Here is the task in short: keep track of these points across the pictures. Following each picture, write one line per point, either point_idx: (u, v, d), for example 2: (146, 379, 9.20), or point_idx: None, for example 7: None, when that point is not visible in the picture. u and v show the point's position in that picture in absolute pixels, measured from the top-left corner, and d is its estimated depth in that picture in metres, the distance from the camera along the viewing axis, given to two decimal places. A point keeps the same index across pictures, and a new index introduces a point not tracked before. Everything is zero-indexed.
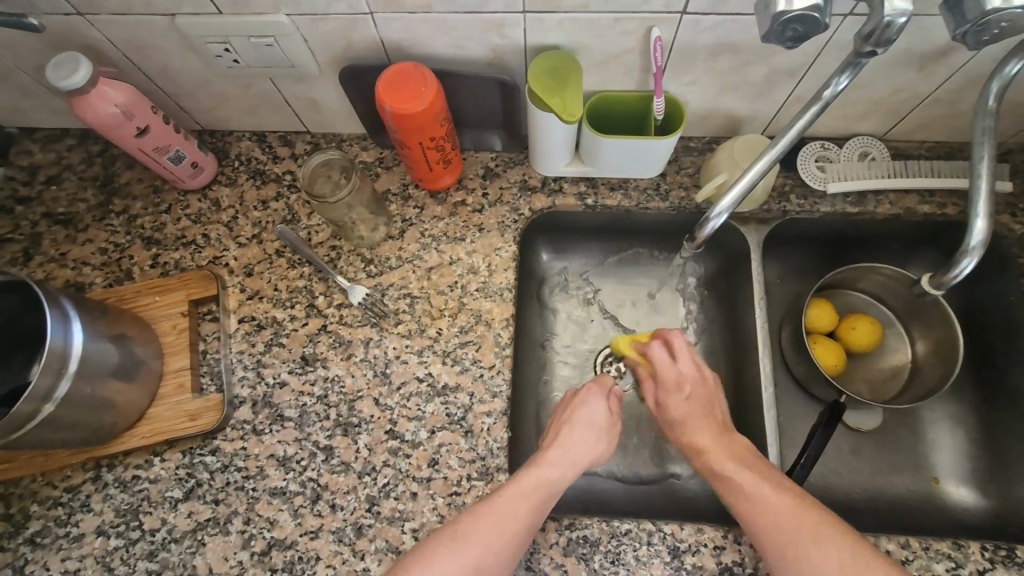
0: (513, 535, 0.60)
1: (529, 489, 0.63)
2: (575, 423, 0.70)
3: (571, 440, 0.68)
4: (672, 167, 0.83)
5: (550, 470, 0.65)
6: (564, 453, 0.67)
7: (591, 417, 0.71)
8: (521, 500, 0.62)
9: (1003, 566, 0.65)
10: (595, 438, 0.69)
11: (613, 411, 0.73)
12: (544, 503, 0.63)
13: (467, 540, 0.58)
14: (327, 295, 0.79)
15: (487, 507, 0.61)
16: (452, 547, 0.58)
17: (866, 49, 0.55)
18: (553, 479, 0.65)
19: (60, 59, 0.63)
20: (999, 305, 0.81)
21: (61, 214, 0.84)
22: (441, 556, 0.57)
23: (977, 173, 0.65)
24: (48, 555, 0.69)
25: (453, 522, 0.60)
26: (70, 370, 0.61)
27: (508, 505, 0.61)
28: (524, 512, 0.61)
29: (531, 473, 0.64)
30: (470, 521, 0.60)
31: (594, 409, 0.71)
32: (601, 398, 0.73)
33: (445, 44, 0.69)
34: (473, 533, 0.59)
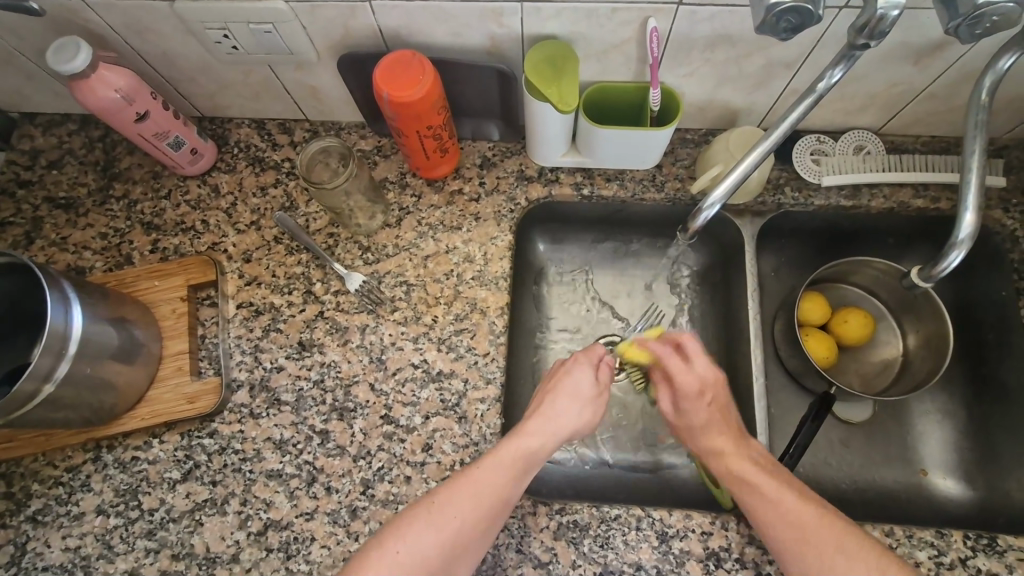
0: (489, 507, 0.62)
1: (507, 462, 0.64)
2: (559, 391, 0.70)
3: (552, 410, 0.69)
4: (669, 159, 0.84)
5: (528, 439, 0.66)
6: (545, 423, 0.68)
7: (576, 386, 0.71)
8: (499, 471, 0.63)
9: (985, 555, 0.67)
10: (577, 407, 0.70)
11: (599, 377, 0.73)
12: (523, 472, 0.64)
13: (442, 511, 0.60)
14: (324, 282, 0.80)
15: (462, 481, 0.62)
16: (428, 520, 0.60)
17: (860, 41, 0.56)
18: (528, 450, 0.65)
19: (61, 43, 0.64)
20: (990, 299, 0.81)
21: (62, 199, 0.85)
22: (416, 525, 0.60)
23: (968, 166, 0.65)
24: (50, 533, 0.71)
25: (431, 493, 0.62)
26: (70, 352, 0.63)
27: (483, 479, 0.62)
28: (505, 485, 0.63)
29: (510, 445, 0.65)
30: (445, 494, 0.62)
31: (580, 377, 0.71)
32: (587, 369, 0.73)
33: (444, 32, 0.70)
34: (449, 507, 0.61)
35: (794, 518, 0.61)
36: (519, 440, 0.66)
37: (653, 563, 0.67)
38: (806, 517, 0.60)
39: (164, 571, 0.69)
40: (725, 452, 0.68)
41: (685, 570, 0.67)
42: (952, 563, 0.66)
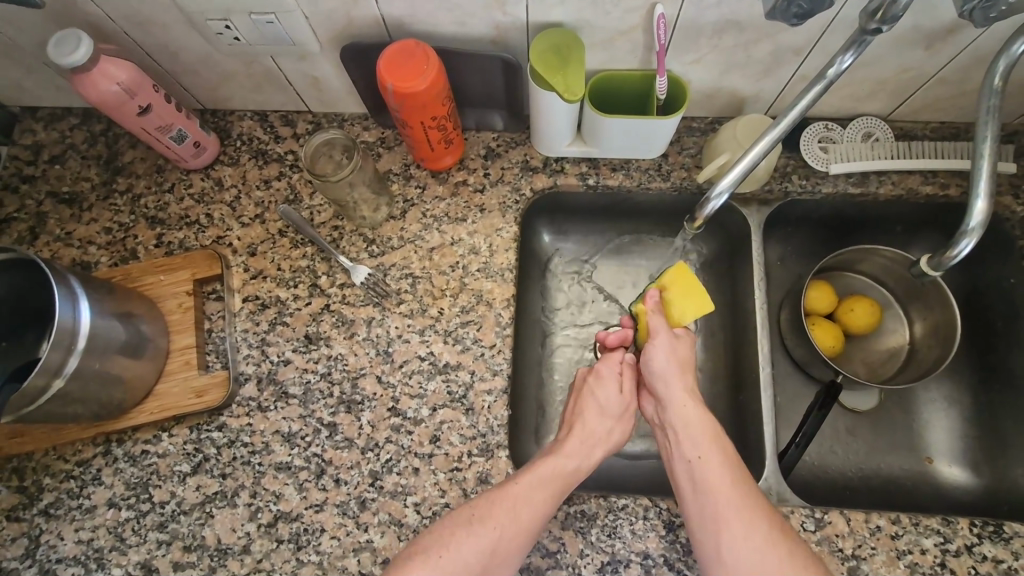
0: (528, 523, 0.62)
1: (547, 477, 0.65)
2: (589, 412, 0.72)
3: (585, 431, 0.70)
4: (675, 148, 0.83)
5: (568, 457, 0.67)
6: (580, 444, 0.69)
7: (604, 402, 0.72)
8: (539, 489, 0.64)
9: (991, 542, 0.67)
10: (611, 424, 0.71)
11: (625, 391, 0.74)
12: (561, 490, 0.65)
13: (482, 521, 0.62)
14: (330, 275, 0.80)
15: (500, 492, 0.64)
16: (470, 529, 0.61)
17: (872, 26, 0.56)
18: (569, 469, 0.66)
19: (62, 36, 0.63)
20: (1000, 286, 0.81)
21: (65, 193, 0.85)
22: (457, 534, 0.61)
23: (980, 153, 0.65)
24: (62, 526, 0.72)
25: (473, 503, 0.63)
26: (79, 347, 0.63)
27: (525, 493, 0.63)
28: (545, 501, 0.63)
29: (550, 463, 0.66)
30: (486, 503, 0.63)
31: (606, 392, 0.73)
32: (612, 382, 0.74)
33: (447, 21, 0.69)
34: (490, 517, 0.62)
35: (723, 503, 0.61)
36: (558, 458, 0.67)
37: (660, 552, 0.68)
38: (740, 505, 0.60)
39: (176, 563, 0.70)
40: (684, 417, 0.68)
41: (691, 560, 0.67)
42: (958, 550, 0.67)
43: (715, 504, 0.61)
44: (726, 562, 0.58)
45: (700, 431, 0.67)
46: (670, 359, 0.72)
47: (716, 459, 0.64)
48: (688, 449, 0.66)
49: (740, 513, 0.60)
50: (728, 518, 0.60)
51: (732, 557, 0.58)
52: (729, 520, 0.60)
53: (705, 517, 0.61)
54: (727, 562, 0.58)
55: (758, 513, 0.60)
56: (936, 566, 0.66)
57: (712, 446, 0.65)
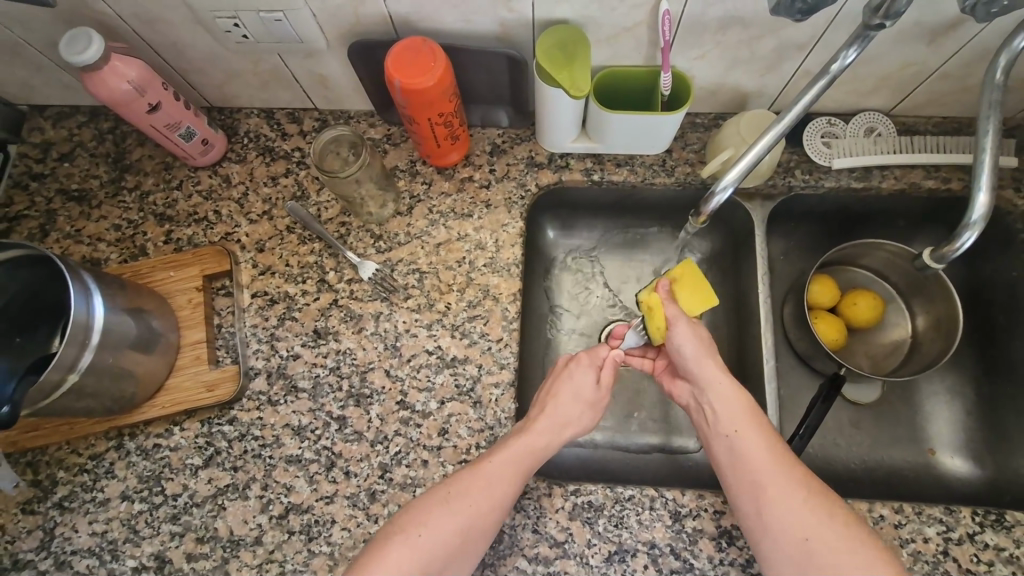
0: (502, 496, 0.63)
1: (518, 454, 0.66)
2: (562, 393, 0.71)
3: (556, 410, 0.70)
4: (679, 143, 0.84)
5: (540, 434, 0.68)
6: (551, 420, 0.69)
7: (580, 384, 0.72)
8: (510, 464, 0.65)
9: (992, 530, 0.68)
10: (581, 410, 0.71)
11: (601, 379, 0.73)
12: (532, 467, 0.66)
13: (459, 498, 0.63)
14: (337, 271, 0.80)
15: (476, 470, 0.64)
16: (446, 507, 0.62)
17: (875, 22, 0.57)
18: (540, 446, 0.67)
19: (73, 35, 0.64)
20: (1002, 279, 0.82)
21: (75, 191, 0.85)
22: (435, 513, 0.62)
23: (982, 147, 0.66)
24: (77, 518, 0.73)
25: (449, 483, 0.64)
26: (93, 342, 0.63)
27: (495, 472, 0.64)
28: (516, 476, 0.65)
29: (523, 439, 0.67)
30: (463, 482, 0.64)
31: (583, 374, 0.73)
32: (589, 367, 0.73)
33: (454, 18, 0.69)
34: (467, 493, 0.63)
35: (762, 473, 0.62)
36: (530, 436, 0.67)
37: (666, 541, 0.69)
38: (779, 473, 0.62)
39: (189, 554, 0.71)
40: (718, 395, 0.68)
41: (697, 549, 0.69)
42: (960, 538, 0.68)
43: (754, 472, 0.62)
44: (769, 528, 0.60)
45: (736, 405, 0.67)
46: (696, 340, 0.72)
47: (754, 431, 0.65)
48: (724, 424, 0.67)
49: (784, 486, 0.61)
50: (768, 487, 0.61)
51: (774, 523, 0.60)
52: (767, 488, 0.61)
53: (746, 490, 0.62)
54: (769, 526, 0.60)
55: (797, 480, 0.61)
56: (939, 554, 0.67)
57: (747, 419, 0.66)
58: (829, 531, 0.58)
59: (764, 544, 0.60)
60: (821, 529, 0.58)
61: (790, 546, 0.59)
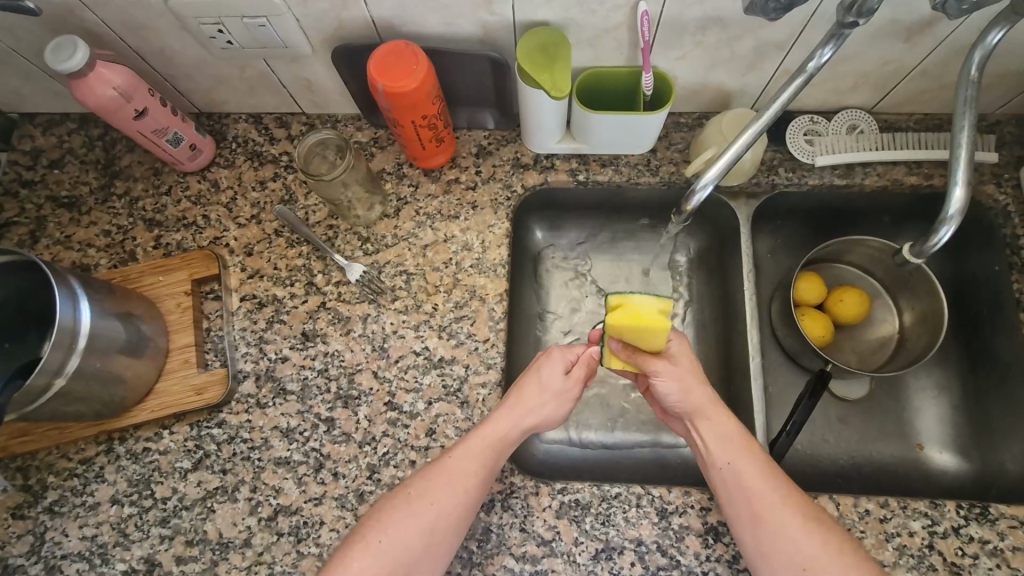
0: (466, 490, 0.64)
1: (479, 449, 0.66)
2: (528, 382, 0.70)
3: (521, 400, 0.69)
4: (663, 143, 0.84)
5: (499, 425, 0.67)
6: (514, 411, 0.68)
7: (547, 380, 0.70)
8: (472, 459, 0.65)
9: (977, 523, 0.68)
10: (547, 400, 0.70)
11: (571, 374, 0.72)
12: (494, 459, 0.66)
13: (421, 499, 0.64)
14: (325, 274, 0.81)
15: (436, 470, 0.65)
16: (408, 509, 0.63)
17: (849, 20, 0.58)
18: (501, 437, 0.67)
19: (59, 42, 0.64)
20: (986, 274, 0.82)
21: (65, 197, 0.86)
22: (396, 516, 0.63)
23: (958, 142, 0.66)
24: (67, 523, 0.73)
25: (408, 484, 0.65)
26: (80, 346, 0.64)
27: (458, 464, 0.65)
28: (477, 470, 0.65)
29: (481, 433, 0.67)
30: (421, 483, 0.65)
31: (551, 371, 0.71)
32: (559, 362, 0.71)
33: (436, 21, 0.70)
34: (425, 495, 0.64)
35: (761, 504, 0.62)
36: (488, 429, 0.67)
37: (653, 538, 0.69)
38: (778, 503, 0.62)
39: (179, 557, 0.71)
40: (710, 428, 0.67)
41: (684, 545, 0.69)
42: (945, 532, 0.68)
43: (754, 503, 0.63)
44: (771, 558, 0.61)
45: (729, 436, 0.66)
46: (681, 388, 0.68)
47: (748, 460, 0.65)
48: (717, 455, 0.66)
49: (785, 515, 0.61)
50: (767, 517, 0.62)
51: (777, 553, 0.61)
52: (768, 518, 0.62)
53: (745, 520, 0.63)
54: (770, 556, 0.61)
55: (794, 508, 0.62)
56: (924, 548, 0.67)
57: (739, 449, 0.66)
58: (829, 558, 0.59)
59: (765, 572, 0.61)
60: (820, 557, 0.59)
61: (792, 573, 0.60)
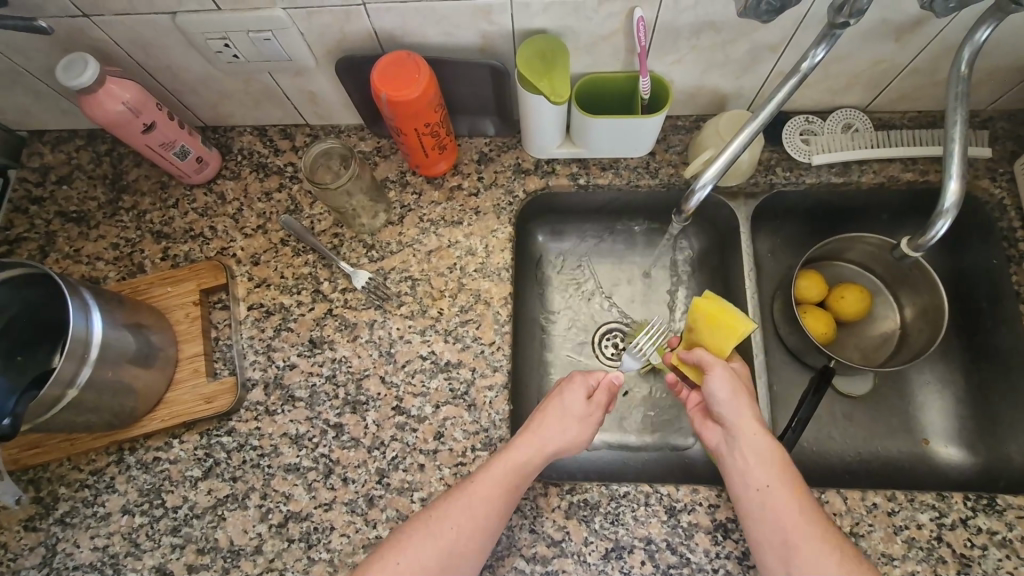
0: (484, 518, 0.64)
1: (501, 475, 0.66)
2: (550, 411, 0.70)
3: (542, 426, 0.69)
4: (662, 146, 0.86)
5: (520, 451, 0.67)
6: (536, 436, 0.68)
7: (570, 403, 0.70)
8: (494, 485, 0.65)
9: (985, 514, 0.68)
10: (568, 426, 0.69)
11: (593, 399, 0.72)
12: (516, 484, 0.66)
13: (438, 523, 0.64)
14: (332, 281, 0.82)
15: (460, 492, 0.66)
16: (426, 532, 0.64)
17: (840, 20, 0.59)
18: (522, 463, 0.67)
19: (70, 60, 0.66)
20: (984, 268, 0.83)
21: (74, 212, 0.87)
22: (414, 538, 0.64)
23: (951, 137, 0.67)
24: (78, 534, 0.73)
25: (430, 508, 0.66)
26: (91, 357, 0.65)
27: (480, 489, 0.65)
28: (499, 495, 0.65)
29: (503, 460, 0.67)
30: (444, 506, 0.65)
31: (574, 396, 0.71)
32: (581, 389, 0.71)
33: (437, 32, 0.72)
34: (447, 516, 0.64)
35: (796, 536, 0.61)
36: (510, 456, 0.67)
37: (662, 537, 0.69)
38: (813, 536, 0.61)
39: (191, 566, 0.71)
40: (752, 445, 0.66)
41: (694, 543, 0.69)
42: (953, 524, 0.68)
43: (789, 534, 0.61)
44: None
45: (769, 460, 0.65)
46: (731, 391, 0.69)
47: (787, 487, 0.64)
48: (756, 476, 0.65)
49: (821, 549, 0.60)
50: (802, 549, 0.61)
51: None
52: (802, 549, 0.61)
53: (777, 551, 0.62)
54: None
55: (831, 543, 0.61)
56: (933, 540, 0.67)
57: (780, 474, 0.64)
58: None
59: None
60: None
61: None
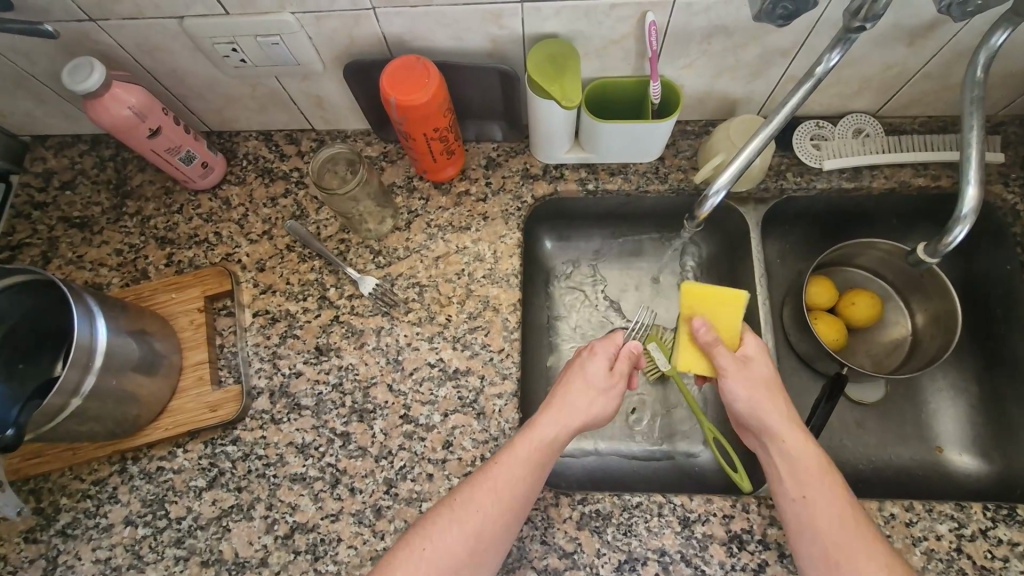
0: (512, 499, 0.63)
1: (526, 454, 0.64)
2: (573, 383, 0.69)
3: (566, 400, 0.68)
4: (671, 151, 0.85)
5: (545, 427, 0.66)
6: (561, 409, 0.67)
7: (591, 372, 0.70)
8: (519, 466, 0.64)
9: (1004, 525, 0.67)
10: (592, 397, 0.68)
11: (615, 368, 0.71)
12: (541, 463, 0.65)
13: (463, 506, 0.62)
14: (338, 287, 0.81)
15: (484, 475, 0.64)
16: (452, 515, 0.62)
17: (856, 25, 0.58)
18: (546, 440, 0.65)
19: (76, 64, 0.65)
20: (997, 274, 0.82)
21: (76, 218, 0.86)
22: (440, 522, 0.62)
23: (967, 142, 0.67)
24: (80, 546, 0.72)
25: (453, 492, 0.64)
26: (96, 365, 0.63)
27: (506, 471, 0.63)
28: (524, 477, 0.63)
29: (527, 435, 0.66)
30: (466, 492, 0.63)
31: (594, 364, 0.70)
32: (605, 357, 0.71)
33: (447, 36, 0.71)
34: (472, 501, 0.62)
35: (839, 551, 0.59)
36: (534, 433, 0.66)
37: (676, 548, 0.68)
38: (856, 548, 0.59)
39: None
40: (786, 451, 0.65)
41: (708, 555, 0.68)
42: (972, 535, 0.67)
43: (830, 548, 0.59)
44: None
45: (806, 470, 0.63)
46: (751, 391, 0.67)
47: (826, 497, 0.62)
48: (790, 488, 0.63)
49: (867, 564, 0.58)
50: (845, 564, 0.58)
51: None
52: (844, 564, 0.59)
53: (820, 567, 0.60)
54: None
55: (877, 559, 0.58)
56: (952, 552, 0.66)
57: (817, 483, 0.63)
58: None
59: None
60: None
61: None
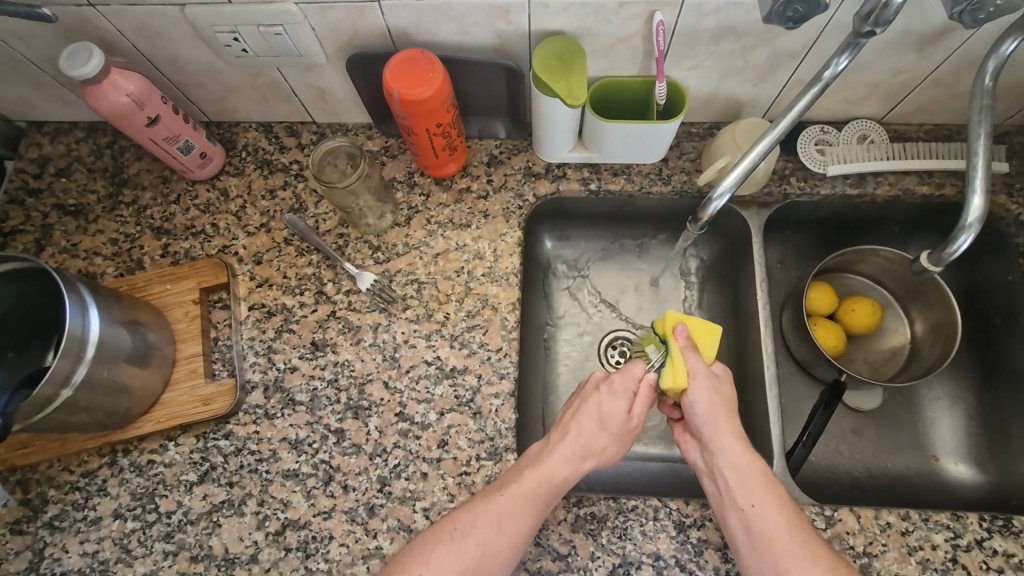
0: (513, 535, 0.61)
1: (532, 488, 0.63)
2: (584, 421, 0.68)
3: (576, 439, 0.67)
4: (675, 152, 0.85)
5: (555, 464, 0.65)
6: (573, 448, 0.66)
7: (607, 412, 0.68)
8: (523, 500, 0.63)
9: (1001, 536, 0.67)
10: (604, 437, 0.67)
11: (632, 411, 0.69)
12: (545, 500, 0.64)
13: (464, 538, 0.61)
14: (336, 282, 0.80)
15: (486, 504, 0.63)
16: (451, 546, 0.61)
17: (866, 29, 0.58)
18: (553, 477, 0.64)
19: (74, 50, 0.64)
20: (998, 284, 0.82)
21: (71, 206, 0.85)
22: (438, 550, 0.60)
23: (975, 151, 0.66)
24: (67, 538, 0.71)
25: (453, 517, 0.63)
26: (87, 356, 0.62)
27: (511, 504, 0.62)
28: (528, 514, 0.62)
29: (536, 471, 0.65)
30: (468, 518, 0.62)
31: (612, 404, 0.68)
32: (620, 395, 0.69)
33: (452, 30, 0.70)
34: (471, 531, 0.61)
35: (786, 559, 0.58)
36: (543, 468, 0.65)
37: (671, 553, 0.67)
38: (803, 556, 0.58)
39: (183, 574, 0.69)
40: (732, 460, 0.64)
41: (703, 560, 0.67)
42: (968, 545, 0.67)
43: (775, 557, 0.59)
44: None
45: (752, 479, 0.63)
46: (712, 402, 0.67)
47: (773, 507, 0.61)
48: (739, 497, 0.62)
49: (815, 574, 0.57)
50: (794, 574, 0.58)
51: None
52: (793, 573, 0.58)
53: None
54: None
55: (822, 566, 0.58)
56: (948, 562, 0.66)
57: (763, 492, 0.62)
58: None
59: None
60: None
61: None
